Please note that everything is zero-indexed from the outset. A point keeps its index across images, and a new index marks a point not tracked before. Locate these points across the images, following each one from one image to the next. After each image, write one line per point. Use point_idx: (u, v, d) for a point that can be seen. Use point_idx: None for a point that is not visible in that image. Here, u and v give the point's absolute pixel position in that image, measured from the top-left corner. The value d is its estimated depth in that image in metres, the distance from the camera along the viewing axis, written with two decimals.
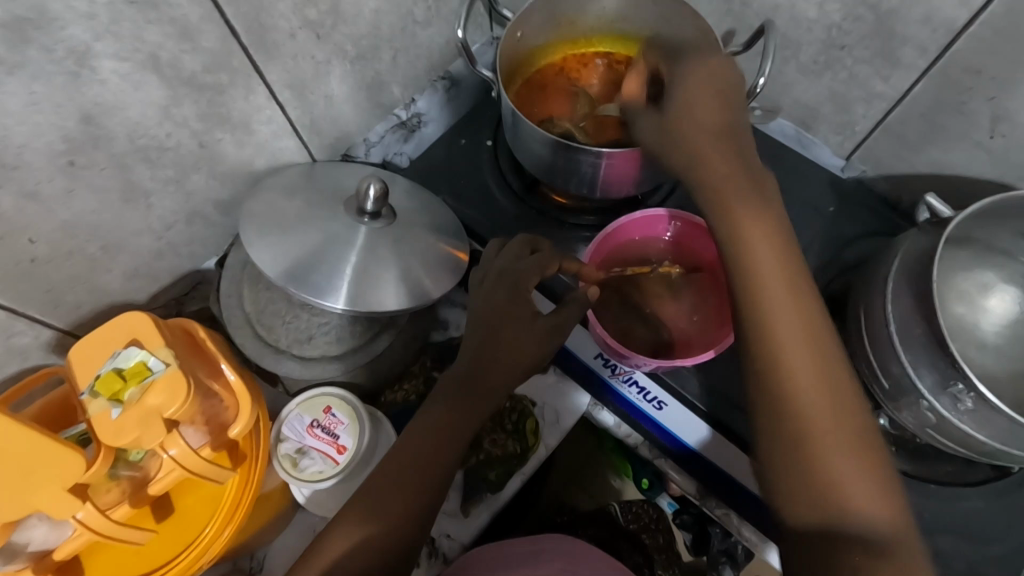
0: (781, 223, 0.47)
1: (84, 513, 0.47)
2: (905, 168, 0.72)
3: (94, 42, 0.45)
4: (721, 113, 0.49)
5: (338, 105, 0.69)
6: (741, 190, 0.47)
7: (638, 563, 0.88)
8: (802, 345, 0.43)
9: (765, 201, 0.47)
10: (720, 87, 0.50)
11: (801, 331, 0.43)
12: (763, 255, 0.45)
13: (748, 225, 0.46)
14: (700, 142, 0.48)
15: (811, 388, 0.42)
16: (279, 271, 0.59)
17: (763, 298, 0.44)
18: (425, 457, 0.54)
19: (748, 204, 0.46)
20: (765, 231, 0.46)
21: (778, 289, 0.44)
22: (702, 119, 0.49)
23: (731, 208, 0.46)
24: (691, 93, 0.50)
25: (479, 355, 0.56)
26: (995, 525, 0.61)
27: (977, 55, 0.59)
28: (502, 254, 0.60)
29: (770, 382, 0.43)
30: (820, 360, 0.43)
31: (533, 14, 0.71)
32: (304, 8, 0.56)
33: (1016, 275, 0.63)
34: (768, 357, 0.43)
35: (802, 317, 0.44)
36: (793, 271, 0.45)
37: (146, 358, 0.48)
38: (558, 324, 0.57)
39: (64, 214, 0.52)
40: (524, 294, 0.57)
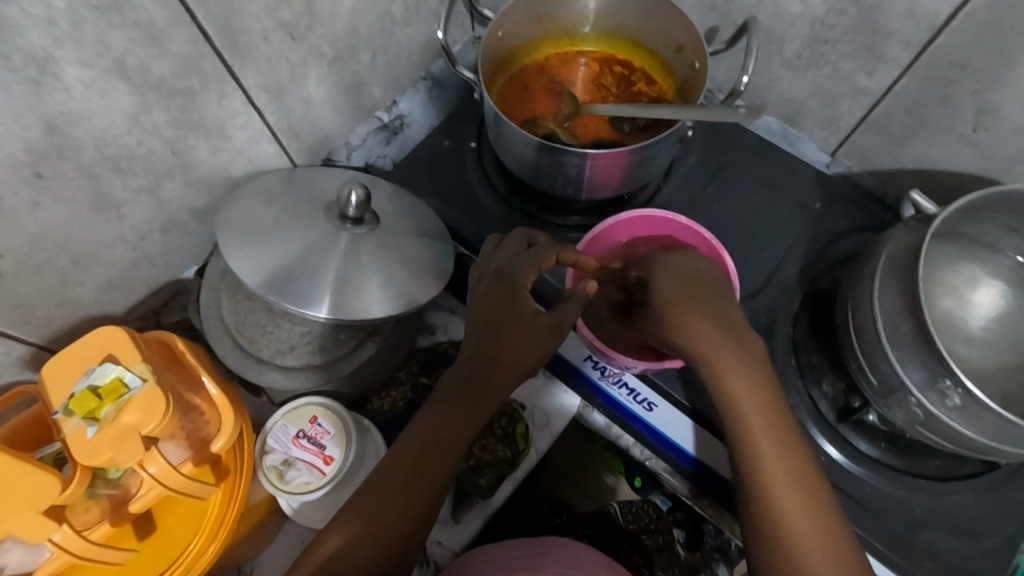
0: (764, 376, 0.54)
1: (60, 535, 0.46)
2: (892, 163, 0.72)
3: (55, 48, 0.43)
4: (702, 292, 0.57)
5: (316, 108, 0.68)
6: (727, 358, 0.54)
7: (637, 564, 0.86)
8: (792, 491, 0.50)
9: (749, 357, 0.54)
10: (693, 274, 0.59)
11: (792, 478, 0.50)
12: (750, 414, 0.52)
13: (735, 383, 0.53)
14: (685, 316, 0.55)
15: (794, 513, 0.49)
16: (258, 280, 0.58)
17: (754, 446, 0.52)
18: (424, 463, 0.53)
19: (733, 365, 0.53)
20: (753, 390, 0.53)
21: (766, 435, 0.52)
22: (681, 297, 0.57)
23: (722, 369, 0.53)
24: (665, 278, 0.59)
25: (478, 356, 0.56)
26: (987, 519, 0.61)
27: (960, 49, 0.58)
28: (500, 251, 0.59)
29: (764, 522, 0.50)
30: (811, 500, 0.50)
31: (515, 12, 0.70)
32: (277, 9, 0.55)
33: (1003, 269, 0.63)
34: (761, 498, 0.50)
35: (786, 456, 0.51)
36: (784, 423, 0.53)
37: (122, 374, 0.47)
38: (557, 324, 0.55)
39: (31, 227, 0.51)
40: (522, 291, 0.56)
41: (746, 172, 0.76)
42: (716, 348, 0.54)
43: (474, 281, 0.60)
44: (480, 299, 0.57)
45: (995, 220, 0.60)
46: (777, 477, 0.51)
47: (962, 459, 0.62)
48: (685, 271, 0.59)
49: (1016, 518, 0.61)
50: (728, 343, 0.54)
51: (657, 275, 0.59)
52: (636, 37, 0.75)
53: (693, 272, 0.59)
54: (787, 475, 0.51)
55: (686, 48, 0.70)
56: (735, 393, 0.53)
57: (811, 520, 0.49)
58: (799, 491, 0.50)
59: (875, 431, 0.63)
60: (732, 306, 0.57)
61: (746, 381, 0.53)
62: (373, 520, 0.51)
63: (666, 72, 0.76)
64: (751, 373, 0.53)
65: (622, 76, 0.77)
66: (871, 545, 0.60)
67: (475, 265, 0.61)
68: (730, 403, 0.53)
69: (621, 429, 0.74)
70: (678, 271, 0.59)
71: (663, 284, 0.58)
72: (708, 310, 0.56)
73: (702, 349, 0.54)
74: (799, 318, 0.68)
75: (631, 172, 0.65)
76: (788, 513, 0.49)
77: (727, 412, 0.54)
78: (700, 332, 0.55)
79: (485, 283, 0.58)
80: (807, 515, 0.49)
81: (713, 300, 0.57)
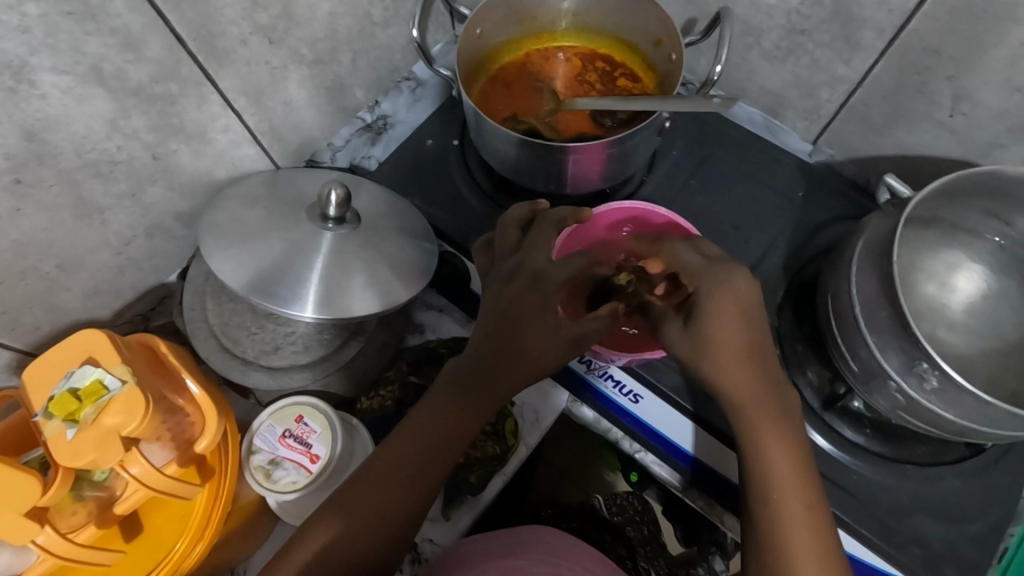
0: (793, 426, 0.52)
1: (44, 537, 0.46)
2: (873, 151, 0.72)
3: (30, 55, 0.44)
4: (751, 326, 0.51)
5: (298, 110, 0.68)
6: (761, 405, 0.51)
7: (621, 555, 0.86)
8: (805, 535, 0.47)
9: (782, 404, 0.52)
10: (748, 302, 0.51)
11: (807, 524, 0.48)
12: (775, 453, 0.50)
13: (764, 427, 0.51)
14: (726, 358, 0.51)
15: (805, 560, 0.47)
16: (242, 282, 0.59)
17: (776, 488, 0.49)
18: (422, 492, 0.53)
19: (766, 408, 0.51)
20: (782, 435, 0.51)
21: (788, 477, 0.49)
22: (727, 335, 0.51)
23: (749, 411, 0.51)
24: (717, 305, 0.51)
25: (478, 380, 0.54)
26: (974, 503, 0.61)
27: (934, 35, 0.58)
28: (536, 249, 0.56)
29: (772, 562, 0.47)
30: (821, 546, 0.47)
31: (493, 11, 0.70)
32: (253, 13, 0.55)
33: (984, 253, 0.64)
34: (778, 541, 0.48)
35: (805, 500, 0.49)
36: (806, 469, 0.50)
37: (102, 376, 0.47)
38: (579, 338, 0.54)
39: (14, 233, 0.51)
40: (552, 303, 0.54)
41: (727, 164, 0.76)
42: (748, 388, 0.51)
43: (504, 275, 0.56)
44: (500, 306, 0.55)
45: (973, 205, 0.61)
46: (793, 520, 0.48)
47: (947, 444, 0.62)
48: (738, 298, 0.51)
49: (1003, 501, 0.61)
50: (763, 387, 0.51)
51: (710, 300, 0.51)
52: (615, 31, 0.76)
53: (748, 301, 0.52)
54: (802, 520, 0.48)
55: (664, 41, 0.71)
56: (762, 433, 0.51)
57: (818, 567, 0.46)
58: (813, 536, 0.48)
59: (860, 419, 0.63)
60: (767, 347, 0.52)
61: (776, 428, 0.51)
62: (359, 524, 0.51)
63: (647, 66, 0.76)
64: (780, 418, 0.51)
65: (604, 72, 0.77)
66: (857, 531, 0.60)
67: (500, 257, 0.58)
68: (758, 446, 0.51)
69: (610, 423, 0.74)
70: (735, 300, 0.51)
71: (711, 314, 0.51)
72: (750, 349, 0.51)
73: (735, 389, 0.51)
74: (783, 307, 0.68)
75: (612, 165, 0.66)
76: (800, 559, 0.47)
77: (749, 448, 0.51)
78: (734, 371, 0.51)
79: (514, 283, 0.55)
80: (817, 561, 0.47)
81: (759, 337, 0.52)
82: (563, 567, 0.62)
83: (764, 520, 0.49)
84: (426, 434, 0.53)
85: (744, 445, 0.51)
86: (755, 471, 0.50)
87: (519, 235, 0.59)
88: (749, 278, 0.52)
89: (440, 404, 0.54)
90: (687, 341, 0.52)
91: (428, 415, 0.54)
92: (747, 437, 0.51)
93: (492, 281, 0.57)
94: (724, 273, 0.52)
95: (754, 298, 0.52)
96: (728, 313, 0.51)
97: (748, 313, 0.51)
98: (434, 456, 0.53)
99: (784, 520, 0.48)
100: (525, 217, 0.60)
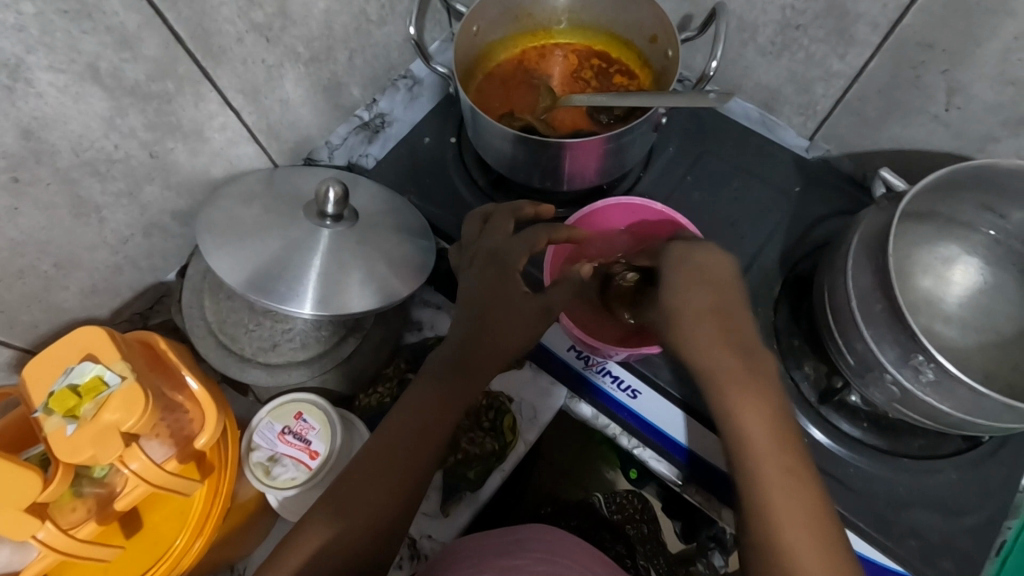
0: (776, 391, 0.48)
1: (44, 533, 0.47)
2: (868, 145, 0.72)
3: (27, 54, 0.44)
4: (726, 292, 0.52)
5: (294, 109, 0.69)
6: (739, 370, 0.48)
7: (620, 553, 0.85)
8: (794, 512, 0.44)
9: (757, 369, 0.49)
10: (723, 271, 0.53)
11: (793, 493, 0.44)
12: (753, 421, 0.47)
13: (743, 394, 0.48)
14: (696, 324, 0.51)
15: (794, 531, 0.43)
16: (240, 279, 0.59)
17: (755, 457, 0.46)
18: (415, 483, 0.52)
19: (738, 373, 0.48)
20: (759, 402, 0.47)
21: (770, 446, 0.46)
22: (703, 300, 0.51)
23: (723, 379, 0.48)
24: (687, 274, 0.53)
25: (459, 367, 0.54)
26: (970, 495, 0.61)
27: (927, 29, 0.59)
28: (493, 231, 0.60)
29: (762, 543, 0.44)
30: (813, 516, 0.44)
31: (489, 8, 0.70)
32: (249, 11, 0.55)
33: (980, 246, 0.64)
34: (765, 521, 0.44)
35: (788, 466, 0.45)
36: (795, 444, 0.46)
37: (102, 372, 0.47)
38: (546, 310, 0.56)
39: (11, 232, 0.52)
40: (513, 275, 0.56)
41: (724, 160, 0.76)
42: (727, 356, 0.49)
43: (467, 261, 0.59)
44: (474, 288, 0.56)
45: (968, 199, 0.61)
46: (782, 495, 0.44)
47: (944, 437, 0.62)
48: (708, 265, 0.54)
49: (999, 494, 0.61)
50: (739, 354, 0.49)
51: (671, 273, 0.53)
52: (611, 28, 0.76)
53: (718, 270, 0.53)
54: (792, 495, 0.44)
55: (659, 38, 0.71)
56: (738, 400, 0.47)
57: (816, 549, 0.42)
58: (805, 515, 0.44)
59: (857, 413, 0.63)
60: (739, 314, 0.51)
61: (755, 394, 0.48)
62: (352, 523, 0.50)
63: (643, 63, 0.76)
64: (756, 384, 0.48)
65: (600, 69, 0.77)
66: (855, 524, 0.60)
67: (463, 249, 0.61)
68: (732, 413, 0.48)
69: (608, 419, 0.74)
70: (706, 269, 0.53)
71: (683, 284, 0.52)
72: (726, 318, 0.51)
73: (708, 357, 0.49)
74: (780, 302, 0.68)
75: (608, 161, 0.66)
76: (788, 530, 0.43)
77: (727, 419, 0.48)
78: (714, 340, 0.50)
79: (476, 265, 0.58)
80: (811, 539, 0.43)
81: (734, 304, 0.52)
82: (561, 564, 0.61)
83: (752, 498, 0.45)
84: (410, 425, 0.53)
85: (723, 418, 0.48)
86: (734, 444, 0.47)
87: (482, 225, 0.62)
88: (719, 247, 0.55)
89: (426, 388, 0.54)
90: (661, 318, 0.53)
91: (409, 406, 0.54)
92: (719, 404, 0.48)
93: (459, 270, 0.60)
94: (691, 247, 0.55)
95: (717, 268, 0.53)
96: (692, 282, 0.52)
97: (713, 282, 0.52)
98: (428, 442, 0.53)
99: (771, 497, 0.44)
100: (487, 211, 0.63)
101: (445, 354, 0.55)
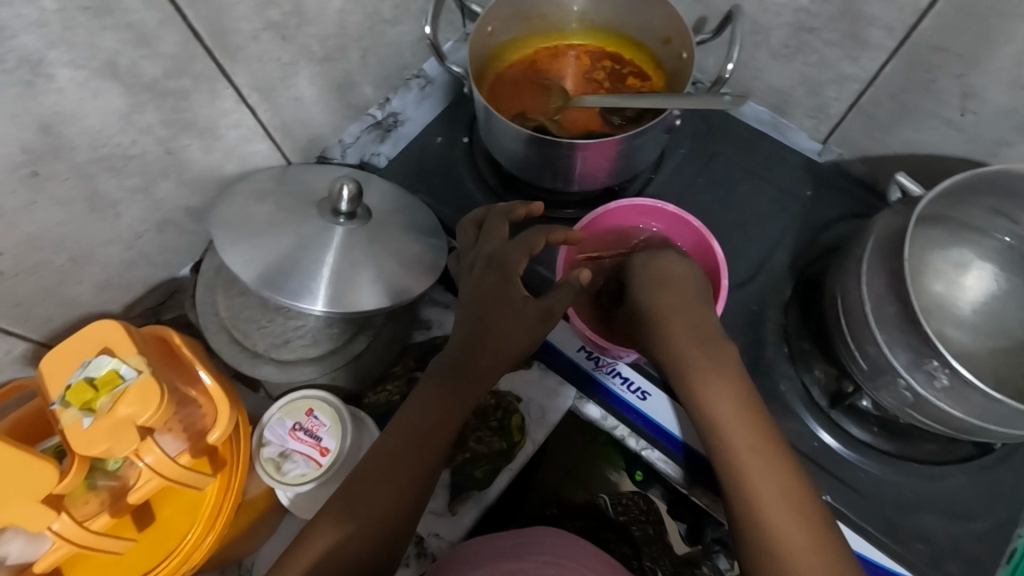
0: (739, 376, 0.53)
1: (59, 524, 0.47)
2: (880, 149, 0.72)
3: (48, 49, 0.44)
4: (688, 292, 0.58)
5: (308, 107, 0.69)
6: (704, 361, 0.53)
7: (626, 555, 0.87)
8: (775, 494, 0.47)
9: (720, 356, 0.54)
10: (689, 276, 0.60)
11: (765, 464, 0.49)
12: (721, 404, 0.51)
13: (709, 383, 0.52)
14: (666, 320, 0.56)
15: (770, 500, 0.47)
16: (253, 275, 0.59)
17: (729, 437, 0.50)
18: (420, 483, 0.53)
19: (705, 361, 0.53)
20: (727, 385, 0.52)
21: (741, 426, 0.51)
22: (671, 300, 0.57)
23: (693, 368, 0.53)
24: (652, 278, 0.59)
25: (457, 371, 0.55)
26: (980, 501, 0.61)
27: (943, 33, 0.59)
28: (490, 237, 0.58)
29: (752, 530, 0.47)
30: (786, 486, 0.48)
31: (503, 8, 0.71)
32: (265, 9, 0.56)
33: (992, 252, 0.64)
34: (749, 506, 0.47)
35: (759, 442, 0.50)
36: (768, 430, 0.51)
37: (117, 365, 0.48)
38: (546, 311, 0.54)
39: (28, 226, 0.52)
40: (514, 279, 0.55)
41: (735, 162, 0.76)
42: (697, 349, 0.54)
43: (467, 268, 0.59)
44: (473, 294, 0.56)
45: (980, 204, 0.61)
46: (762, 478, 0.48)
47: (955, 442, 0.62)
48: (674, 270, 0.60)
49: (1009, 500, 0.61)
50: (705, 347, 0.54)
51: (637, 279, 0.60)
52: (625, 29, 0.76)
53: (684, 275, 0.60)
54: (771, 478, 0.48)
55: (673, 40, 0.71)
56: (706, 386, 0.52)
57: (801, 528, 0.46)
58: (785, 496, 0.47)
59: (867, 417, 0.62)
60: (701, 311, 0.57)
61: (722, 378, 0.53)
62: (362, 525, 0.51)
63: (656, 65, 0.76)
64: (720, 371, 0.53)
65: (613, 70, 0.77)
66: (863, 528, 0.60)
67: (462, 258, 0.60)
68: (703, 397, 0.52)
69: (617, 420, 0.74)
70: (670, 273, 0.60)
71: (650, 286, 0.59)
72: (692, 316, 0.56)
73: (679, 349, 0.55)
74: (790, 306, 0.68)
75: (620, 162, 0.66)
76: (764, 499, 0.47)
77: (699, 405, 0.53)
78: (683, 336, 0.55)
79: (477, 270, 0.57)
80: (795, 519, 0.46)
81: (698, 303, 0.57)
82: (568, 569, 0.63)
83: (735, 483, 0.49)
84: (414, 425, 0.54)
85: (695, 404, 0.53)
86: (710, 433, 0.51)
87: (478, 232, 0.61)
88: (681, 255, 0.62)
89: (428, 390, 0.55)
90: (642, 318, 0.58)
91: (414, 409, 0.55)
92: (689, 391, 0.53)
93: (461, 277, 0.60)
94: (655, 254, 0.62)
95: (677, 272, 0.60)
96: (657, 286, 0.59)
97: (675, 284, 0.59)
98: (431, 442, 0.54)
99: (753, 481, 0.48)
100: (482, 217, 0.62)
101: (446, 361, 0.56)
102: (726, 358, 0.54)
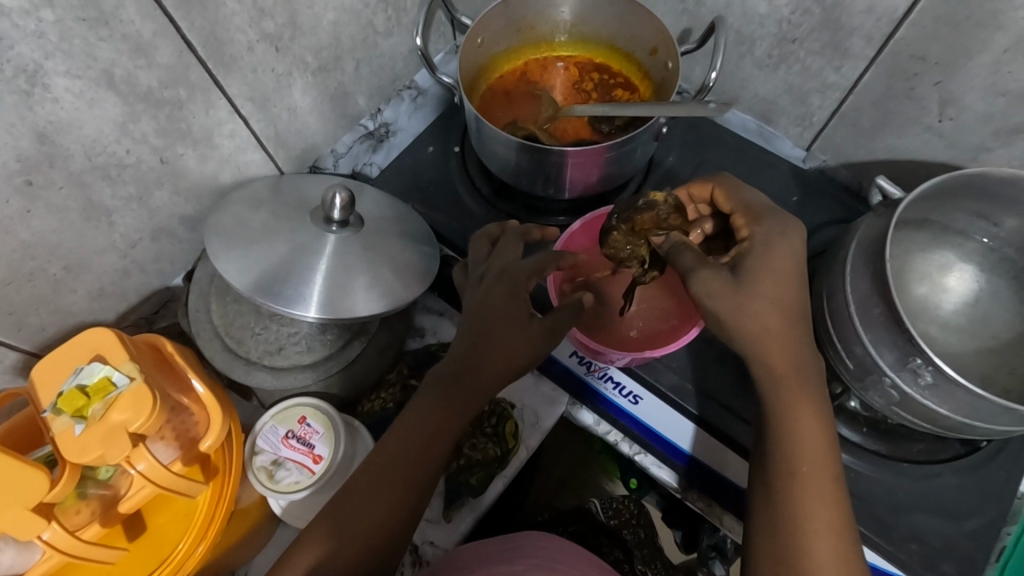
0: (823, 400, 0.52)
1: (50, 534, 0.47)
2: (864, 155, 0.73)
3: (44, 60, 0.45)
4: (791, 285, 0.52)
5: (302, 117, 0.70)
6: (799, 378, 0.51)
7: (618, 559, 0.84)
8: (818, 507, 0.48)
9: (814, 380, 0.52)
10: (794, 264, 0.53)
11: (826, 480, 0.49)
12: (804, 423, 0.50)
13: (796, 397, 0.51)
14: (767, 319, 0.51)
15: (820, 516, 0.48)
16: (246, 283, 0.59)
17: (794, 452, 0.50)
18: (420, 490, 0.53)
19: (800, 383, 0.51)
20: (811, 407, 0.51)
21: (815, 442, 0.50)
22: (768, 294, 0.51)
23: (782, 384, 0.51)
24: (766, 272, 0.51)
25: (463, 385, 0.54)
26: (970, 499, 0.62)
27: (920, 42, 0.61)
28: (503, 252, 0.58)
29: (787, 541, 0.48)
30: (831, 503, 0.48)
31: (494, 20, 0.72)
32: (260, 21, 0.57)
33: (974, 254, 0.65)
34: (792, 513, 0.48)
35: (819, 460, 0.49)
36: (832, 447, 0.50)
37: (110, 373, 0.48)
38: (552, 329, 0.55)
39: (23, 234, 0.52)
40: (523, 294, 0.55)
41: (724, 168, 0.77)
42: (783, 357, 0.51)
43: (476, 279, 0.58)
44: (483, 304, 0.55)
45: (962, 206, 0.62)
46: (814, 494, 0.48)
47: (942, 442, 0.63)
48: (788, 257, 0.53)
49: (998, 498, 0.62)
50: (800, 357, 0.52)
51: (752, 261, 0.52)
52: (612, 40, 0.78)
53: (794, 262, 0.53)
54: (822, 495, 0.48)
55: (659, 50, 0.73)
56: (796, 407, 0.50)
57: (832, 545, 0.47)
58: (826, 510, 0.48)
59: (856, 417, 0.63)
60: (804, 326, 0.53)
61: (810, 402, 0.51)
62: (358, 533, 0.51)
63: (643, 75, 0.78)
64: (814, 395, 0.51)
65: (600, 81, 0.79)
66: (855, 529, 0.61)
67: (470, 269, 0.60)
68: (790, 418, 0.50)
69: (609, 425, 0.74)
70: (778, 262, 0.52)
71: (756, 273, 0.51)
72: (791, 314, 0.52)
73: (771, 358, 0.51)
74: None
75: (610, 169, 0.67)
76: (810, 513, 0.48)
77: (777, 422, 0.51)
78: (773, 336, 0.51)
79: (486, 281, 0.57)
80: (832, 537, 0.47)
81: (801, 302, 0.52)
82: (558, 570, 0.62)
83: (780, 492, 0.49)
84: (423, 430, 0.54)
85: (774, 419, 0.51)
86: (778, 436, 0.51)
87: (491, 245, 0.61)
88: (801, 233, 0.54)
89: (426, 401, 0.55)
90: (733, 306, 0.50)
91: (427, 418, 0.54)
92: (777, 410, 0.51)
93: (467, 287, 0.59)
94: (780, 228, 0.54)
95: (796, 259, 0.53)
96: (771, 275, 0.51)
97: (792, 279, 0.52)
98: (432, 450, 0.53)
99: (803, 496, 0.48)
100: (495, 233, 0.62)
101: (450, 366, 0.55)
102: (814, 379, 0.52)
